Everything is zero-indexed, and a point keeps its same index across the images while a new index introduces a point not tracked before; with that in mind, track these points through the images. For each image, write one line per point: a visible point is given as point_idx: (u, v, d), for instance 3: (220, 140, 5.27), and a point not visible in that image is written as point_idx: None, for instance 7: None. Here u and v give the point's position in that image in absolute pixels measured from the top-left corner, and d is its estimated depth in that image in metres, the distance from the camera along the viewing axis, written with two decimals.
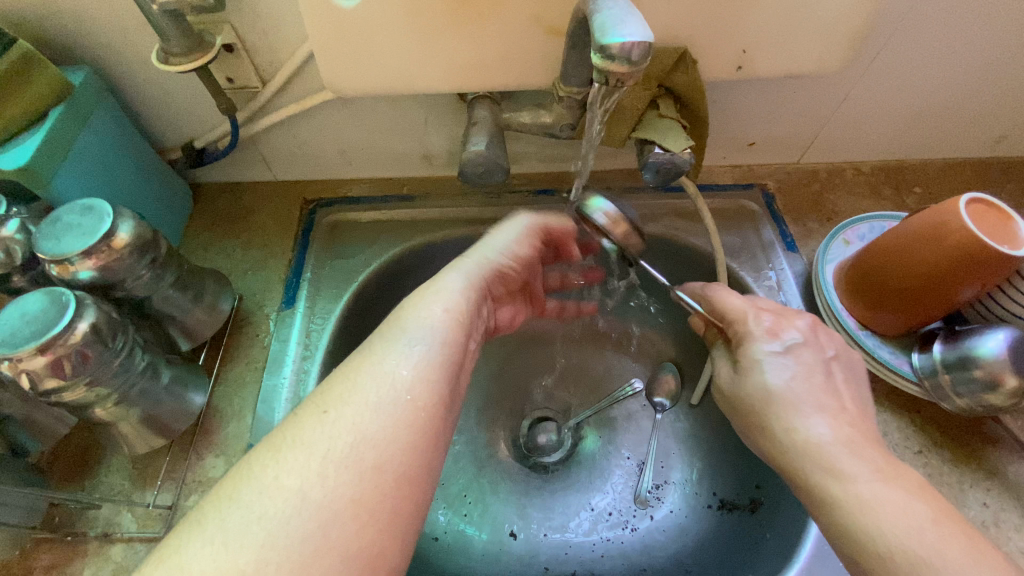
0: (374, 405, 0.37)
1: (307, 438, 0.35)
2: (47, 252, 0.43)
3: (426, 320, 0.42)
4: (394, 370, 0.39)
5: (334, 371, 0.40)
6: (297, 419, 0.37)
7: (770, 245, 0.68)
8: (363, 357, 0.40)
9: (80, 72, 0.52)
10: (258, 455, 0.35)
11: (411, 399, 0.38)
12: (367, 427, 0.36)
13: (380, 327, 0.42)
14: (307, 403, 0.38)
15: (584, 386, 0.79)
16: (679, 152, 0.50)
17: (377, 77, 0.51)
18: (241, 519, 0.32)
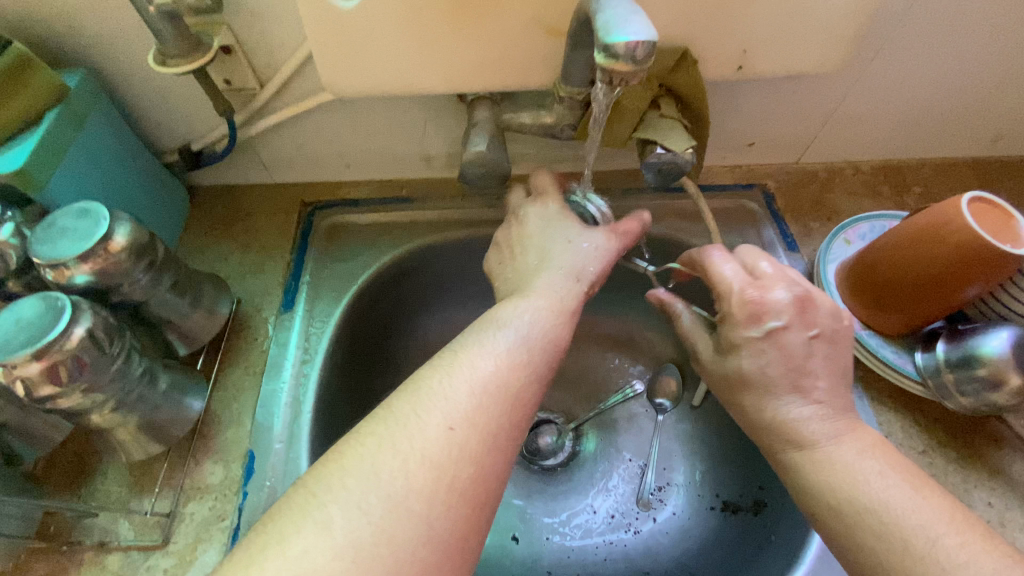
0: (496, 428, 0.36)
1: (437, 455, 0.33)
2: (42, 256, 0.42)
3: (528, 337, 0.42)
4: (510, 394, 0.38)
5: (444, 374, 0.38)
6: (422, 428, 0.34)
7: (771, 245, 0.68)
8: (476, 370, 0.38)
9: (76, 75, 0.51)
10: (386, 460, 0.33)
11: (524, 424, 0.38)
12: (489, 455, 0.35)
13: (488, 338, 0.41)
14: (431, 409, 0.35)
15: (585, 388, 0.79)
16: (681, 152, 0.50)
17: (376, 78, 0.50)
18: (371, 537, 0.30)
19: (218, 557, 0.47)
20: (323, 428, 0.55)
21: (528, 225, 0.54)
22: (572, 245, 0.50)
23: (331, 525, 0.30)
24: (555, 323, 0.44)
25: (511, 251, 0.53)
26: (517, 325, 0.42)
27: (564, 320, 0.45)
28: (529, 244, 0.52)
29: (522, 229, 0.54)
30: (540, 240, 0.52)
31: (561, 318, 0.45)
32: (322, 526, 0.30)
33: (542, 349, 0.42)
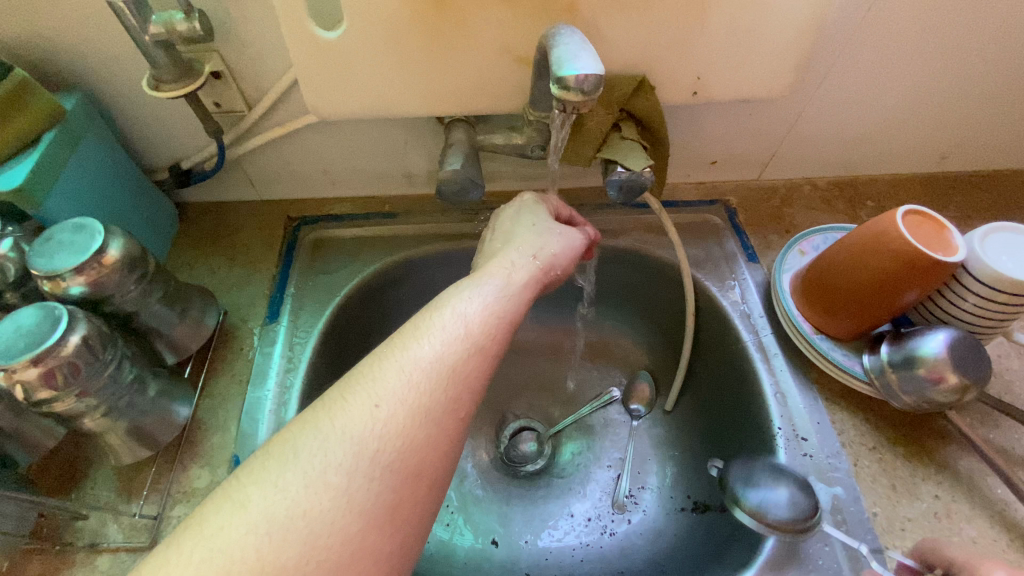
0: (425, 405, 0.39)
1: (360, 433, 0.37)
2: (39, 268, 0.44)
3: (470, 320, 0.44)
4: (444, 371, 0.40)
5: (378, 360, 0.41)
6: (348, 409, 0.38)
7: (733, 257, 0.72)
8: (411, 352, 0.41)
9: (72, 98, 0.54)
10: (307, 442, 0.36)
11: (460, 400, 0.40)
12: (417, 430, 0.38)
13: (426, 320, 0.43)
14: (358, 392, 0.39)
15: (562, 395, 0.82)
16: (640, 170, 0.53)
17: (358, 103, 0.54)
18: (287, 510, 0.33)
19: None
20: None
21: (497, 226, 0.58)
22: (537, 234, 0.54)
23: (247, 503, 0.33)
24: (498, 302, 0.46)
25: (482, 244, 0.58)
26: (458, 306, 0.44)
27: (512, 297, 0.47)
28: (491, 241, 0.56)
29: (499, 221, 0.58)
30: (506, 232, 0.55)
31: (509, 296, 0.47)
32: (240, 505, 0.33)
33: (484, 326, 0.44)
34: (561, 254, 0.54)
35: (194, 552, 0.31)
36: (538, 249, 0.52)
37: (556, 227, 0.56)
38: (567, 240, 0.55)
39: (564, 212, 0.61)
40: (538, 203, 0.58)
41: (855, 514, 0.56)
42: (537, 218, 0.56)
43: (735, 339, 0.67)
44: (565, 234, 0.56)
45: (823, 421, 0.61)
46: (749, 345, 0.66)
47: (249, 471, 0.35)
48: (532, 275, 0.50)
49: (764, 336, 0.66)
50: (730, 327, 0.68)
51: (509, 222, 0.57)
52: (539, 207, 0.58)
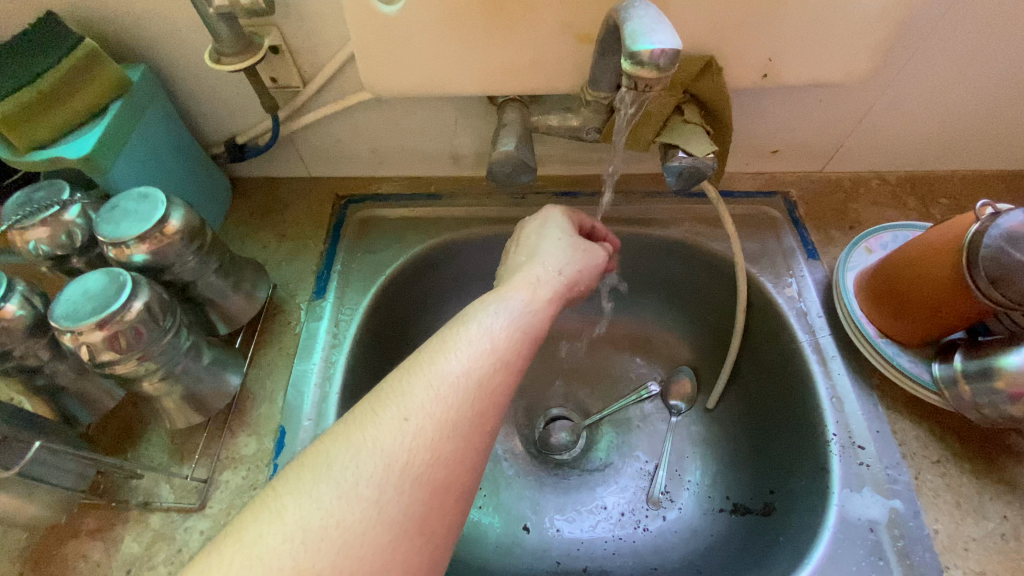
0: (454, 418, 0.38)
1: (389, 446, 0.36)
2: (105, 235, 0.46)
3: (497, 333, 0.43)
4: (471, 385, 0.40)
5: (404, 372, 0.40)
6: (378, 421, 0.37)
7: (791, 252, 0.69)
8: (438, 364, 0.40)
9: (137, 70, 0.56)
10: (338, 454, 0.36)
11: (487, 414, 0.40)
12: (446, 444, 0.37)
13: (454, 332, 0.43)
14: (387, 405, 0.38)
15: (601, 386, 0.81)
16: (703, 157, 0.50)
17: (413, 81, 0.53)
18: (320, 521, 0.33)
19: None
20: (349, 409, 0.59)
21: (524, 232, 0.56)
22: (562, 248, 0.53)
23: (282, 515, 0.33)
24: (525, 314, 0.45)
25: (507, 256, 0.56)
26: (484, 319, 0.44)
27: (538, 311, 0.46)
28: (519, 248, 0.55)
29: (523, 235, 0.56)
30: (532, 244, 0.54)
31: (537, 311, 0.46)
32: (274, 516, 0.33)
33: (511, 340, 0.43)
34: (586, 269, 0.53)
35: (232, 562, 0.31)
36: (564, 265, 0.51)
37: (578, 243, 0.54)
38: (591, 255, 0.54)
39: (587, 224, 0.60)
40: (564, 216, 0.57)
41: (914, 529, 0.52)
42: (562, 231, 0.55)
43: (788, 339, 0.64)
44: (587, 249, 0.54)
45: (882, 430, 0.58)
46: (804, 347, 0.63)
47: (283, 482, 0.35)
48: (555, 290, 0.49)
49: (821, 337, 0.63)
50: (782, 325, 0.65)
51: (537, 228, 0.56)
52: (564, 219, 0.56)
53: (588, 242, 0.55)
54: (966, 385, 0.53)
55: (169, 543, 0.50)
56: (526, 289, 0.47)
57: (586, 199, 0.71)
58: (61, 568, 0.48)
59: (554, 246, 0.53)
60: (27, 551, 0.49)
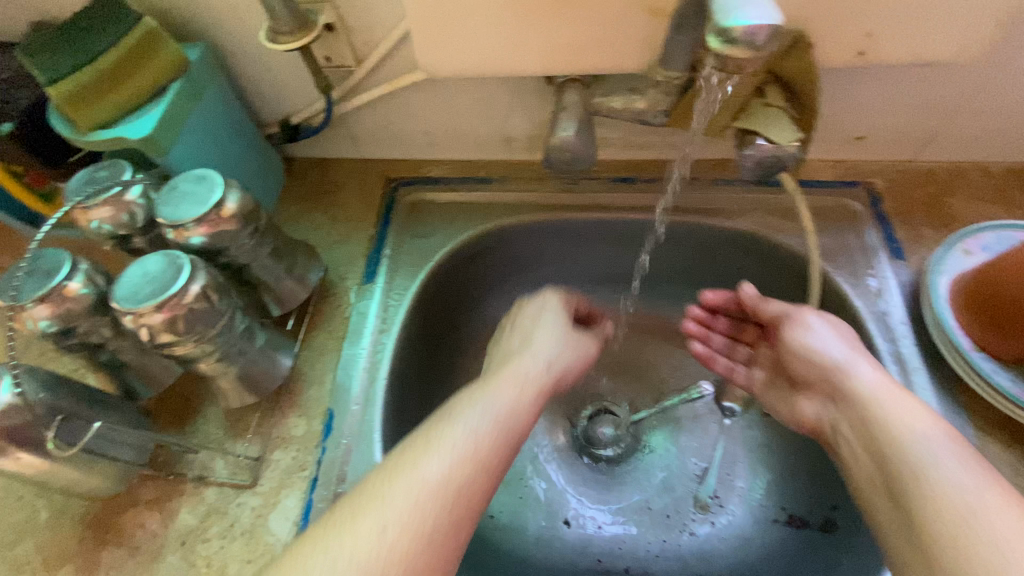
0: (430, 530, 0.36)
1: (366, 563, 0.34)
2: (165, 217, 0.46)
3: (480, 434, 0.42)
4: (451, 493, 0.38)
5: (382, 472, 0.39)
6: (352, 534, 0.35)
7: (871, 251, 0.63)
8: (419, 468, 0.39)
9: (196, 49, 0.56)
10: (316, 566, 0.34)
11: (462, 525, 0.38)
12: (421, 559, 0.35)
13: (436, 432, 0.41)
14: (363, 514, 0.36)
15: (647, 382, 0.75)
16: (787, 144, 0.46)
17: (469, 60, 0.51)
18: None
19: (298, 502, 0.52)
20: (395, 395, 0.59)
21: (516, 321, 0.56)
22: (553, 341, 0.53)
23: None
24: (507, 416, 0.44)
25: (499, 338, 0.57)
26: (469, 418, 0.42)
27: (523, 421, 0.45)
28: (499, 350, 0.54)
29: (518, 318, 0.56)
30: (528, 331, 0.54)
31: (516, 399, 0.45)
32: None
33: (494, 444, 0.42)
34: (574, 361, 0.53)
35: None
36: (553, 355, 0.51)
37: (571, 333, 0.55)
38: (580, 347, 0.55)
39: (582, 308, 0.60)
40: (560, 307, 0.57)
41: None
42: (557, 320, 0.55)
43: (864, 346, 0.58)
44: (578, 344, 0.55)
45: None
46: (884, 357, 0.57)
47: None
48: (540, 390, 0.48)
49: (903, 347, 0.57)
50: (858, 331, 0.59)
51: (531, 321, 0.55)
52: (560, 312, 0.56)
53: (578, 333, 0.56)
54: None
55: (222, 517, 0.52)
56: (513, 389, 0.46)
57: (645, 185, 0.68)
58: (124, 534, 0.51)
59: (535, 359, 0.50)
60: (94, 515, 0.52)
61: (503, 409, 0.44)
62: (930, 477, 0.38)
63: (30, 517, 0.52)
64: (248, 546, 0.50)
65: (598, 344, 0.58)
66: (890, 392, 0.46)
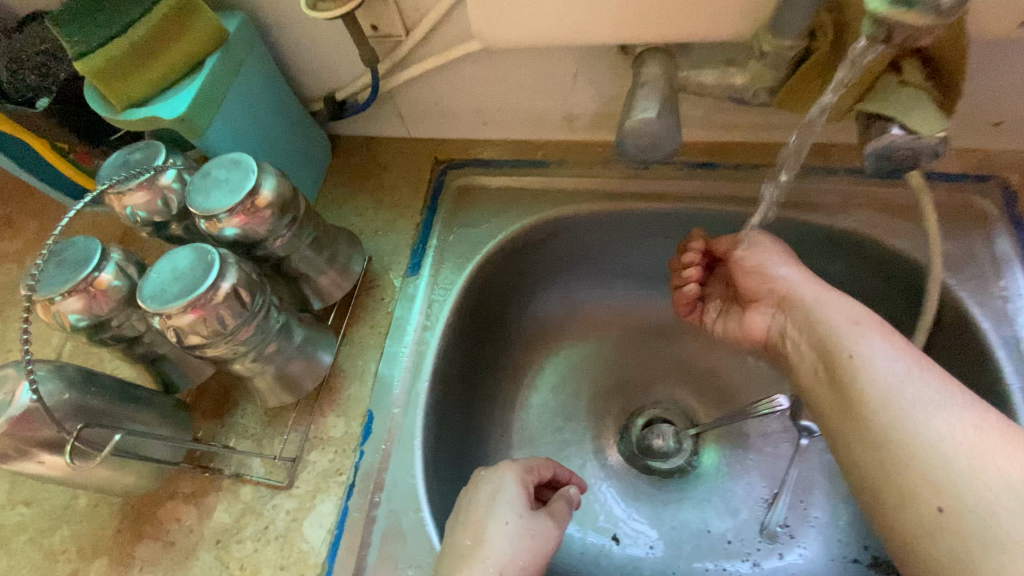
0: None
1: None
2: (197, 205, 0.43)
3: None
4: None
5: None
6: None
7: (1008, 261, 0.52)
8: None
9: (235, 18, 0.51)
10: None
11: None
12: None
13: None
14: None
15: (714, 395, 0.67)
16: (928, 135, 0.36)
17: (531, 29, 0.43)
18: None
19: (333, 509, 0.50)
20: (437, 398, 0.55)
21: (471, 497, 0.44)
22: (505, 543, 0.41)
23: None
24: None
25: (454, 514, 0.45)
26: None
27: None
28: (460, 516, 0.44)
29: (469, 502, 0.44)
30: (475, 521, 0.42)
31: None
32: None
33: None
34: (529, 563, 0.41)
35: None
36: (504, 560, 0.40)
37: (529, 525, 0.42)
38: (540, 541, 0.42)
39: (547, 473, 0.48)
40: (516, 486, 0.44)
41: None
42: (512, 511, 0.43)
43: (991, 377, 0.48)
44: (538, 531, 0.42)
45: None
46: (1016, 394, 0.47)
47: None
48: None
49: None
50: (985, 358, 0.49)
51: (484, 502, 0.43)
52: (516, 490, 0.44)
53: (538, 517, 0.43)
54: None
55: (257, 518, 0.50)
56: None
57: (728, 171, 0.59)
58: (161, 528, 0.50)
59: (485, 565, 0.40)
60: (133, 505, 0.51)
61: None
62: (911, 431, 0.36)
63: (75, 501, 0.52)
64: (281, 551, 0.48)
65: (567, 522, 0.45)
66: (852, 326, 0.44)
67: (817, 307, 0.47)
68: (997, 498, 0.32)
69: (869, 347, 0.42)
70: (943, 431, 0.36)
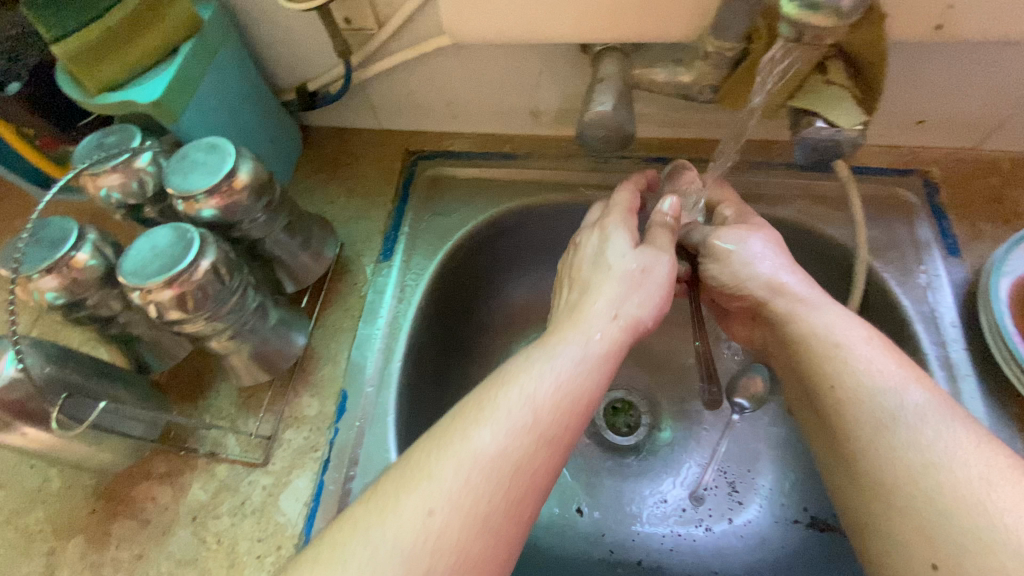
0: (484, 510, 0.34)
1: (410, 546, 0.33)
2: (175, 187, 0.44)
3: (540, 400, 0.38)
4: (507, 468, 0.36)
5: (433, 447, 0.37)
6: (399, 513, 0.34)
7: (925, 246, 0.57)
8: (468, 441, 0.36)
9: (208, 7, 0.52)
10: (354, 550, 0.33)
11: (522, 503, 0.36)
12: (473, 543, 0.34)
13: (491, 398, 0.38)
14: (413, 491, 0.35)
15: (672, 374, 0.73)
16: (849, 128, 0.41)
17: (497, 26, 0.46)
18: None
19: (309, 484, 0.51)
20: (410, 378, 0.57)
21: (582, 251, 0.51)
22: (620, 286, 0.46)
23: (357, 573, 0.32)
24: (575, 376, 0.40)
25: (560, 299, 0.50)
26: (527, 383, 0.39)
27: (590, 370, 0.40)
28: (575, 277, 0.49)
29: (578, 259, 0.51)
30: (586, 277, 0.48)
31: (585, 369, 0.40)
32: None
33: (552, 415, 0.38)
34: (651, 302, 0.45)
35: None
36: (620, 305, 0.45)
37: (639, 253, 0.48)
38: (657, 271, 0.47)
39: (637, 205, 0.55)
40: (623, 227, 0.51)
41: None
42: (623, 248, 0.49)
43: (910, 349, 0.54)
44: (648, 266, 0.47)
45: None
46: (932, 362, 0.52)
47: (370, 527, 0.34)
48: (613, 339, 0.43)
49: (952, 351, 0.52)
50: (908, 330, 0.54)
51: (597, 248, 0.50)
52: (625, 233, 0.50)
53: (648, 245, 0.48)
54: None
55: (233, 494, 0.51)
56: (580, 358, 0.41)
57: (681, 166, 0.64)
58: (136, 506, 0.51)
59: (606, 296, 0.45)
60: (107, 485, 0.51)
61: (567, 368, 0.40)
62: (878, 402, 0.40)
63: (46, 484, 0.52)
64: (258, 525, 0.49)
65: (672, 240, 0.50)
66: (811, 300, 0.47)
67: (776, 289, 0.49)
68: (972, 475, 0.35)
69: (812, 322, 0.46)
70: (949, 436, 0.37)
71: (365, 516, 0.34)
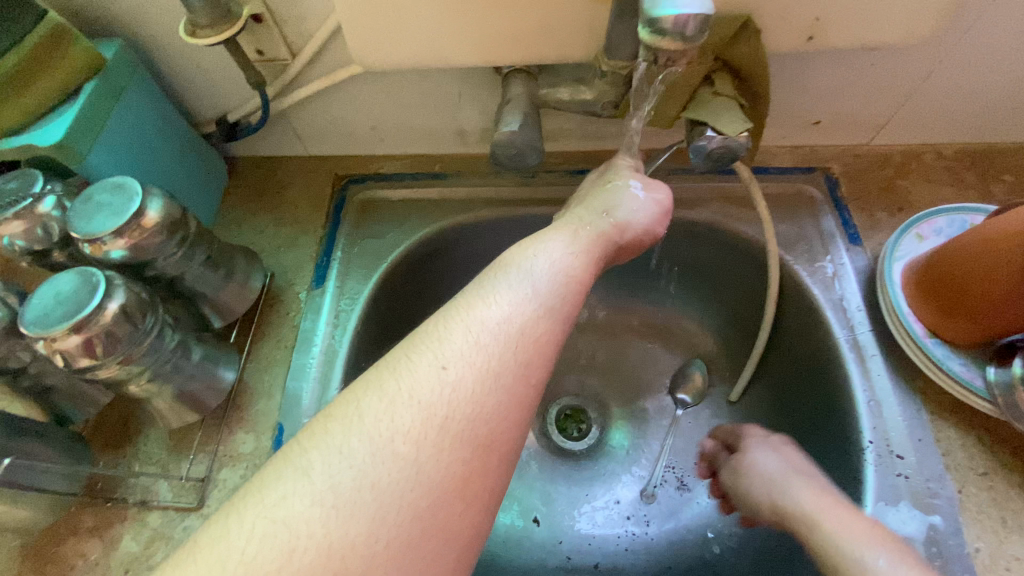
0: (495, 368, 0.34)
1: (427, 397, 0.32)
2: (79, 231, 0.43)
3: (538, 281, 0.40)
4: (514, 331, 0.36)
5: (440, 321, 0.37)
6: (413, 371, 0.34)
7: (830, 237, 0.61)
8: (477, 311, 0.37)
9: (112, 45, 0.52)
10: (371, 404, 0.32)
11: (533, 366, 0.36)
12: (486, 398, 0.33)
13: (491, 280, 0.40)
14: (423, 353, 0.34)
15: (617, 376, 0.75)
16: (735, 135, 0.44)
17: (405, 53, 0.48)
18: (353, 481, 0.29)
19: None
20: None
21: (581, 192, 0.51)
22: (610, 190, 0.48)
23: (347, 450, 0.30)
24: (567, 262, 0.42)
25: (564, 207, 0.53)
26: (524, 266, 0.41)
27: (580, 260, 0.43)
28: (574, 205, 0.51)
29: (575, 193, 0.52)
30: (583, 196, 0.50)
31: (581, 255, 0.43)
32: (303, 474, 0.30)
33: (555, 291, 0.40)
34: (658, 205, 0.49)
35: (257, 523, 0.28)
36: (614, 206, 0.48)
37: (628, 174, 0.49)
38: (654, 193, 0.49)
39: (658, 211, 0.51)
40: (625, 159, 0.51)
41: (954, 549, 0.47)
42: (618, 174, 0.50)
43: (825, 333, 0.57)
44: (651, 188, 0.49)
45: (926, 440, 0.51)
46: (843, 346, 0.56)
47: (357, 413, 0.32)
48: (603, 235, 0.45)
49: (860, 334, 0.56)
50: (821, 316, 0.58)
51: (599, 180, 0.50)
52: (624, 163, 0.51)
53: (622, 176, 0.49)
54: (999, 399, 0.49)
55: (168, 542, 0.48)
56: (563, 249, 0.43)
57: None
58: (63, 565, 0.48)
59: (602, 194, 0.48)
60: (29, 548, 0.48)
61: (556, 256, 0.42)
62: None
63: None
64: None
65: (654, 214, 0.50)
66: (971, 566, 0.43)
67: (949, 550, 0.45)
68: None
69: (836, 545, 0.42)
70: None
71: (355, 398, 0.33)
